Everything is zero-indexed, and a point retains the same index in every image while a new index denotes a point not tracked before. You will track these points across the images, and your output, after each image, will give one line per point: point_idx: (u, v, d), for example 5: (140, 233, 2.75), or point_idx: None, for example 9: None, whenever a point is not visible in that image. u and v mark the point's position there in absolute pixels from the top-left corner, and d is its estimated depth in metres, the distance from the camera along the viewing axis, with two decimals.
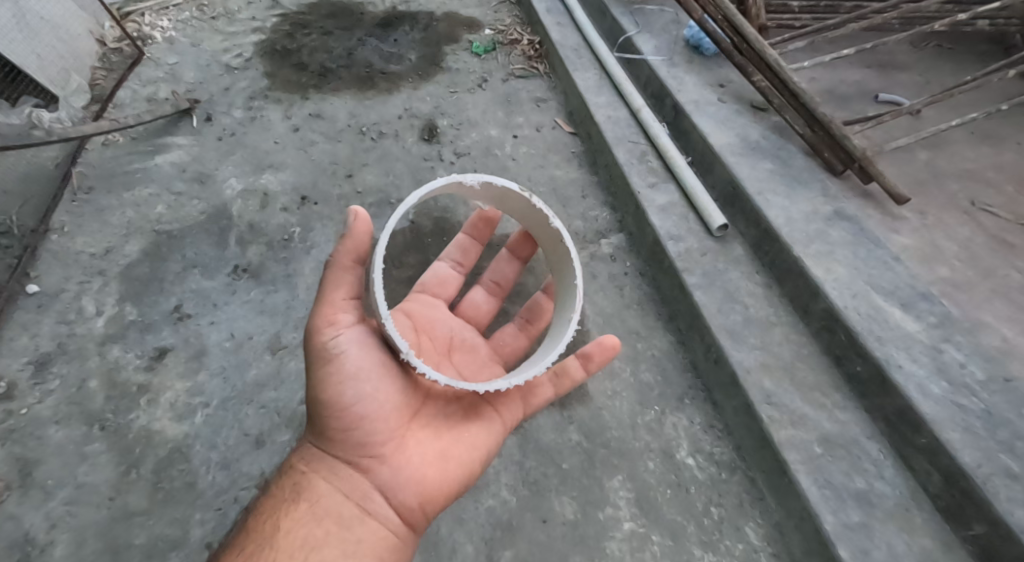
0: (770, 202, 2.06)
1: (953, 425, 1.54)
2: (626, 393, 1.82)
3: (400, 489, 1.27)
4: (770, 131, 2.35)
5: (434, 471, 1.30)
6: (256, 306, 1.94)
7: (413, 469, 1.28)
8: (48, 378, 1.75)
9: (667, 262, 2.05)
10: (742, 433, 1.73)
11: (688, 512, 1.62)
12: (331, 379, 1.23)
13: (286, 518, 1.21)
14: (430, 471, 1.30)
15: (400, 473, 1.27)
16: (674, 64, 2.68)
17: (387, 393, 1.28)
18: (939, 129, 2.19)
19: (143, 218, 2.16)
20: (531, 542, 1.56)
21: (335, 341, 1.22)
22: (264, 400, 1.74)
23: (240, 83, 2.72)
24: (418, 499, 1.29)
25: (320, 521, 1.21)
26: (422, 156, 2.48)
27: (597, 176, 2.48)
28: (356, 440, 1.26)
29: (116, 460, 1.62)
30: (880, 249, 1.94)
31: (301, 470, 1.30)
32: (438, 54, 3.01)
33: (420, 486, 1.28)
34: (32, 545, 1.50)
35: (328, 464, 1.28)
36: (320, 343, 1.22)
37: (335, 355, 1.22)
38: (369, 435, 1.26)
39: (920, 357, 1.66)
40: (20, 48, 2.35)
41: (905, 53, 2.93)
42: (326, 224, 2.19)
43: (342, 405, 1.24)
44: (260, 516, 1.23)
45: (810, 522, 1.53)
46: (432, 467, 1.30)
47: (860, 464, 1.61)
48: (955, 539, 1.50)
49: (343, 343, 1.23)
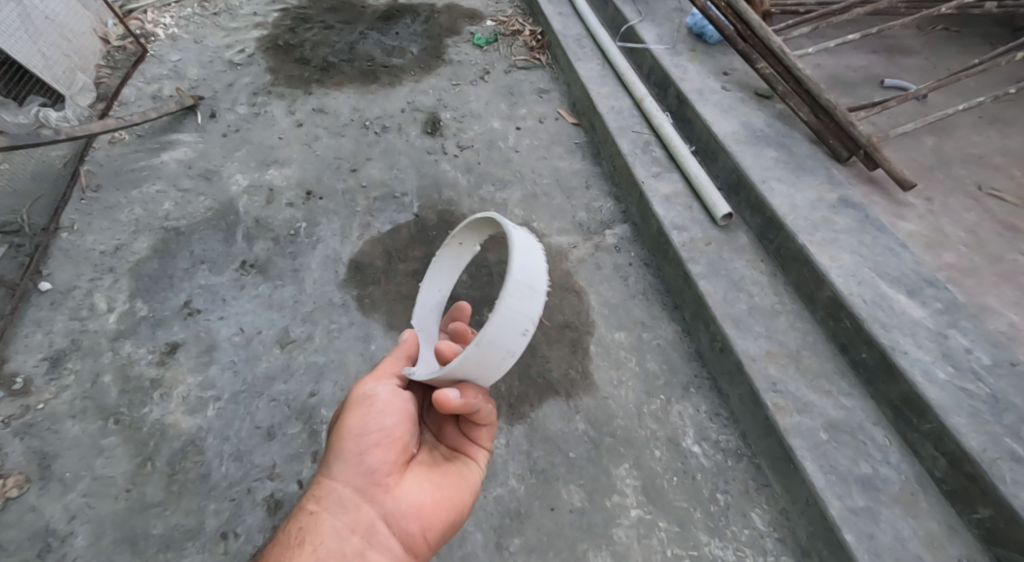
0: (775, 190, 2.06)
1: (958, 410, 1.54)
2: (632, 382, 1.84)
3: (406, 519, 1.19)
4: (774, 119, 2.34)
5: (437, 503, 1.23)
6: (265, 301, 1.97)
7: (414, 504, 1.20)
8: (63, 373, 1.78)
9: (671, 251, 2.06)
10: (748, 421, 1.74)
11: (694, 498, 1.63)
12: (353, 414, 1.24)
13: None
14: (431, 503, 1.22)
15: (403, 504, 1.19)
16: (677, 52, 2.67)
17: (404, 430, 1.25)
18: (946, 113, 2.17)
19: (152, 215, 2.18)
20: (539, 530, 1.58)
21: (374, 389, 1.28)
22: (274, 394, 1.76)
23: (243, 79, 2.73)
24: (420, 529, 1.20)
25: None
26: (425, 149, 2.48)
27: (600, 167, 2.49)
28: (366, 465, 1.20)
29: (132, 453, 1.65)
30: (886, 235, 1.93)
31: (310, 510, 1.19)
32: (440, 47, 3.01)
33: (423, 513, 1.20)
34: (53, 536, 1.52)
35: (335, 496, 1.19)
36: (361, 393, 1.27)
37: (368, 396, 1.26)
38: (377, 464, 1.20)
39: (925, 343, 1.66)
40: (26, 47, 2.36)
41: (911, 38, 2.91)
42: (332, 219, 2.20)
43: (357, 437, 1.21)
44: None
45: (815, 507, 1.53)
46: (430, 504, 1.22)
47: (865, 449, 1.61)
48: (960, 523, 1.50)
49: (379, 388, 1.28)
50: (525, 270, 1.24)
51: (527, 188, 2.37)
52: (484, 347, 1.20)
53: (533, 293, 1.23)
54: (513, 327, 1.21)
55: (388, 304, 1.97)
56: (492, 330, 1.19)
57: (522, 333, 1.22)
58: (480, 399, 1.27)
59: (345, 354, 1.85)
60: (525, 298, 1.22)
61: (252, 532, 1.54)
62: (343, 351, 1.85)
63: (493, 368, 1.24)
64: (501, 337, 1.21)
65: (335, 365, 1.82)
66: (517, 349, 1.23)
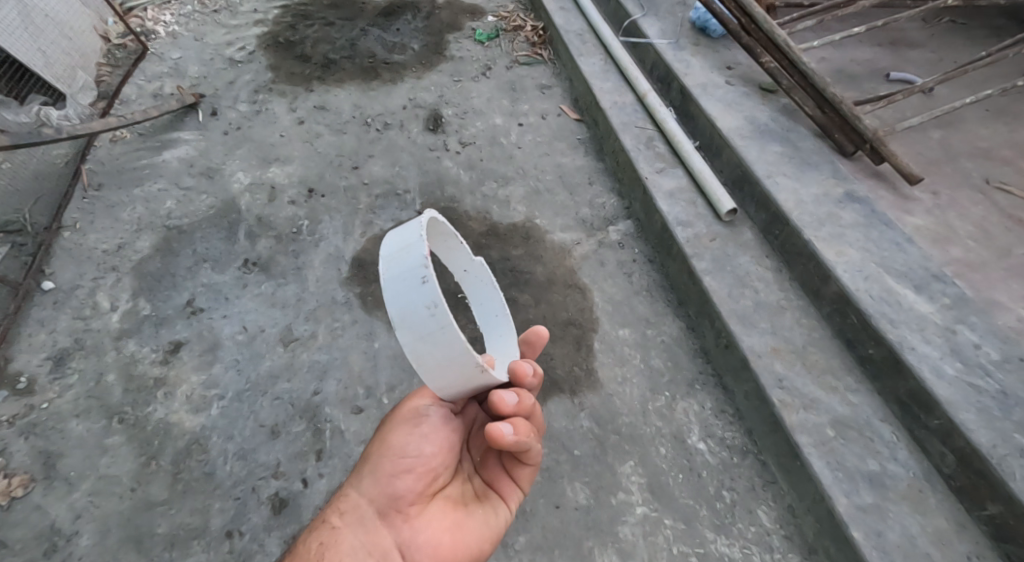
0: (780, 185, 2.05)
1: (966, 406, 1.53)
2: (637, 379, 1.83)
3: (419, 555, 1.11)
4: (779, 114, 2.32)
5: (453, 543, 1.14)
6: (267, 299, 1.96)
7: (431, 540, 1.12)
8: (67, 372, 1.78)
9: (675, 247, 2.05)
10: (754, 418, 1.73)
11: (700, 495, 1.63)
12: (398, 431, 1.18)
13: None
14: (447, 543, 1.13)
15: (422, 539, 1.12)
16: (680, 47, 2.65)
17: (442, 460, 1.18)
18: (954, 106, 2.14)
19: (154, 213, 2.17)
20: (544, 528, 1.57)
21: (424, 410, 1.20)
22: (278, 392, 1.76)
23: (244, 77, 2.72)
24: None
25: None
26: (427, 146, 2.47)
27: (604, 163, 2.47)
28: (393, 489, 1.13)
29: (136, 452, 1.65)
30: (893, 230, 1.92)
31: (332, 523, 1.13)
32: (441, 43, 2.99)
33: (437, 551, 1.12)
34: (59, 535, 1.52)
35: (359, 514, 1.13)
36: (410, 410, 1.21)
37: (417, 416, 1.19)
38: (404, 490, 1.13)
39: (932, 339, 1.65)
40: (26, 45, 2.35)
41: (917, 30, 2.89)
42: (334, 217, 2.20)
43: (395, 456, 1.15)
44: None
45: (822, 504, 1.52)
46: (448, 546, 1.13)
47: (872, 446, 1.60)
48: (969, 519, 1.49)
49: (431, 411, 1.21)
50: (394, 239, 1.13)
51: (530, 184, 2.36)
52: (404, 327, 1.08)
53: (406, 248, 1.10)
54: (408, 286, 1.08)
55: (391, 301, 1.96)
56: (393, 308, 1.08)
57: (420, 283, 1.06)
58: (531, 439, 1.14)
59: (349, 352, 1.84)
60: (402, 258, 1.09)
61: (256, 531, 1.54)
62: (345, 350, 1.85)
63: (437, 332, 1.08)
64: (408, 306, 1.08)
65: (339, 364, 1.82)
66: (433, 298, 1.06)
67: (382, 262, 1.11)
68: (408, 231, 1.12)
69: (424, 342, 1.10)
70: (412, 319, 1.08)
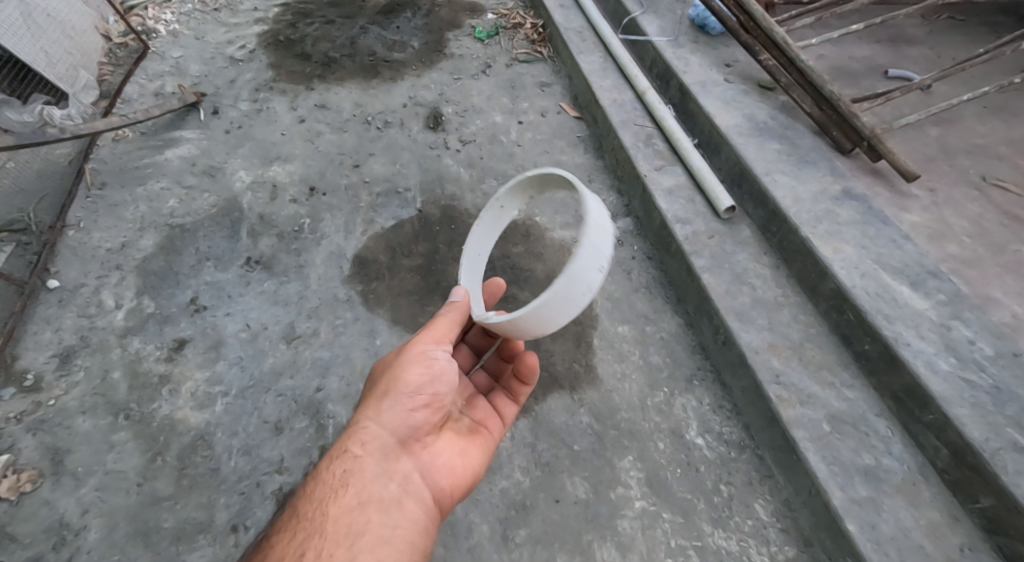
0: (778, 183, 2.06)
1: (960, 401, 1.55)
2: (636, 375, 1.85)
3: (437, 476, 1.29)
4: (777, 111, 2.34)
5: (461, 464, 1.33)
6: (270, 297, 1.98)
7: (444, 464, 1.31)
8: (73, 369, 1.80)
9: (674, 244, 2.07)
10: (751, 413, 1.75)
11: (698, 490, 1.65)
12: (413, 369, 1.28)
13: (336, 503, 1.14)
14: (456, 465, 1.33)
15: (436, 461, 1.30)
16: (679, 45, 2.67)
17: (450, 395, 1.33)
18: (951, 104, 2.16)
19: (156, 212, 2.19)
20: (544, 522, 1.60)
21: (434, 352, 1.31)
22: (282, 389, 1.78)
23: (245, 75, 2.74)
24: (447, 485, 1.30)
25: (366, 508, 1.15)
26: (428, 144, 2.49)
27: (603, 160, 2.49)
28: (411, 422, 1.27)
29: (142, 448, 1.67)
30: (889, 227, 1.93)
31: (355, 453, 1.21)
32: (441, 40, 3.00)
33: (450, 472, 1.31)
34: (67, 529, 1.55)
35: (380, 443, 1.24)
36: (422, 351, 1.30)
37: (429, 357, 1.29)
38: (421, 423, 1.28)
39: (927, 334, 1.67)
40: (29, 45, 2.36)
41: (915, 27, 2.90)
42: (335, 215, 2.21)
43: (414, 392, 1.27)
44: (311, 502, 1.15)
45: (818, 497, 1.55)
46: (455, 468, 1.32)
47: (868, 440, 1.62)
48: (962, 512, 1.52)
49: (438, 353, 1.32)
50: (596, 213, 1.35)
51: None
52: (566, 284, 1.28)
53: (605, 233, 1.34)
54: (591, 263, 1.30)
55: (392, 299, 1.98)
56: (576, 266, 1.28)
57: (598, 269, 1.30)
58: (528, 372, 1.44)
59: (352, 349, 1.86)
60: (604, 237, 1.33)
61: (262, 524, 1.56)
62: (347, 347, 1.87)
63: (570, 305, 1.32)
64: (582, 274, 1.29)
65: (342, 360, 1.84)
66: (593, 286, 1.30)
67: (591, 225, 1.32)
68: (601, 213, 1.36)
69: (555, 302, 1.30)
70: (570, 284, 1.29)
